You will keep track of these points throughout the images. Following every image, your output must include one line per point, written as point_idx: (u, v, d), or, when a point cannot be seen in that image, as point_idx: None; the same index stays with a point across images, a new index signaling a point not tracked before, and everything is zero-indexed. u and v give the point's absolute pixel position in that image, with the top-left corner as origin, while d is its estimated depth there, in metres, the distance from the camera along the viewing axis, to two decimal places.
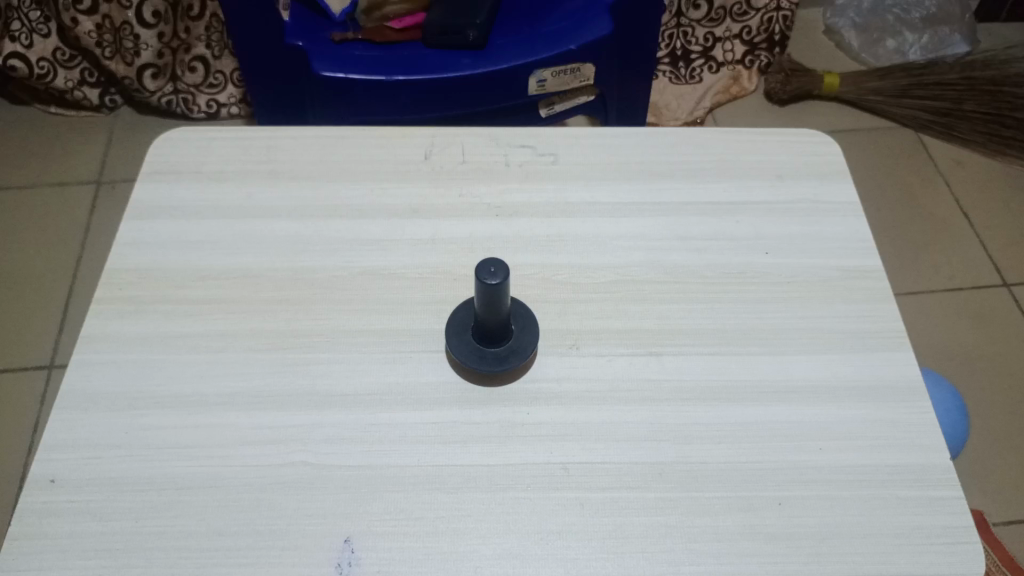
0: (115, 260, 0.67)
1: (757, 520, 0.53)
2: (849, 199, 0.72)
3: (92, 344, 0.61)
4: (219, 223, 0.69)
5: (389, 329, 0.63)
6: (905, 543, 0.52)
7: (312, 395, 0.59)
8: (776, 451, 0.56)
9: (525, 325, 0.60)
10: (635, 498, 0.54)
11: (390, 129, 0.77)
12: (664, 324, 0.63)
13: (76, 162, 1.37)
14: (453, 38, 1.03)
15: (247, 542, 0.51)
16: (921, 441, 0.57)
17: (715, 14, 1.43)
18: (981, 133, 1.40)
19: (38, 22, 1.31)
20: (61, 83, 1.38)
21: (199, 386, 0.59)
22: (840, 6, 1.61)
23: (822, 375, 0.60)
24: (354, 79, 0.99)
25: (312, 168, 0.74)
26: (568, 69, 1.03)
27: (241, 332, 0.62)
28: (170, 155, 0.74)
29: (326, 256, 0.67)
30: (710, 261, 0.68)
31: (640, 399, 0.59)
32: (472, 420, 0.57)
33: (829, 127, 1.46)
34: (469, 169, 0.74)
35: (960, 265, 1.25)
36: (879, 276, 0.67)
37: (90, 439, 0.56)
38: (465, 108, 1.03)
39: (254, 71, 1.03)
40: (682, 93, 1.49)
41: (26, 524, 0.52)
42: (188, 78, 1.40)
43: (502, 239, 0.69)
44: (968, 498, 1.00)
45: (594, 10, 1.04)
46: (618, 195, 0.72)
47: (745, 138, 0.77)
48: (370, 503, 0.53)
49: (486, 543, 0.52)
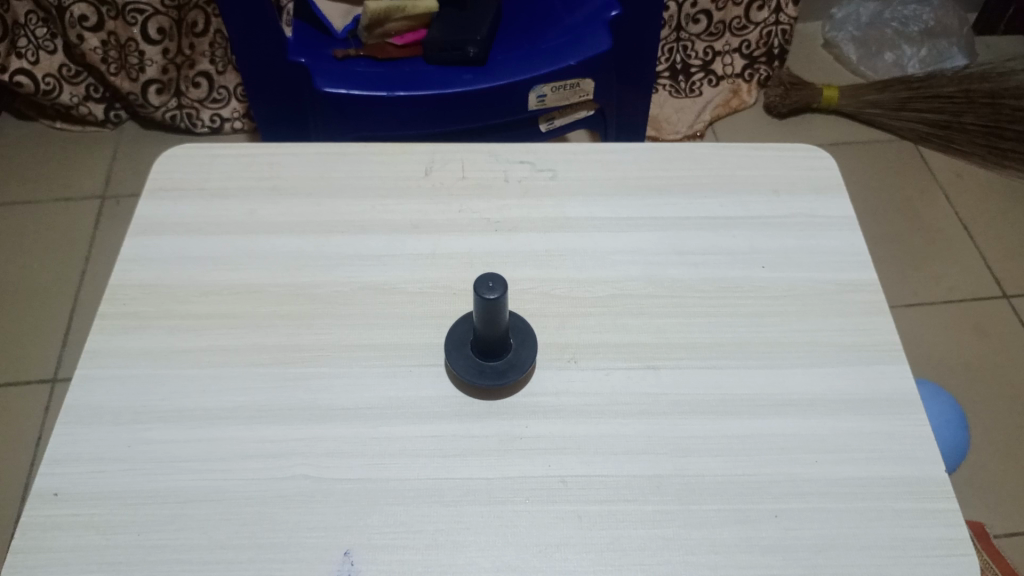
0: (118, 276, 0.68)
1: (754, 532, 0.53)
2: (846, 214, 0.73)
3: (96, 358, 0.62)
4: (222, 239, 0.70)
5: (388, 343, 0.63)
6: (901, 556, 0.52)
7: (313, 408, 0.59)
8: (772, 463, 0.57)
9: (524, 339, 0.61)
10: (633, 510, 0.54)
11: (390, 144, 0.78)
12: (661, 337, 0.64)
13: (80, 178, 1.38)
14: (454, 55, 1.04)
15: (249, 555, 0.52)
16: (916, 454, 0.57)
17: (715, 28, 1.45)
18: (980, 145, 1.40)
19: (44, 39, 1.33)
20: (66, 98, 1.39)
21: (202, 401, 0.59)
22: (839, 19, 1.62)
23: (818, 388, 0.61)
24: (355, 95, 1.00)
25: (313, 184, 0.75)
26: (568, 84, 1.04)
27: (242, 346, 0.63)
28: (173, 172, 0.75)
29: (327, 271, 0.68)
30: (707, 275, 0.68)
31: (637, 412, 0.59)
32: (471, 433, 0.58)
33: (828, 139, 1.47)
34: (469, 185, 0.75)
35: (960, 277, 1.25)
36: (873, 289, 0.68)
37: (93, 453, 0.57)
38: (465, 123, 1.04)
39: (257, 87, 1.04)
40: (682, 106, 1.50)
41: (30, 537, 0.53)
42: (193, 93, 1.41)
43: (502, 253, 0.70)
44: (969, 510, 1.00)
45: (593, 26, 1.05)
46: (616, 210, 0.73)
47: (741, 153, 0.78)
48: (369, 516, 0.54)
49: (485, 555, 0.52)
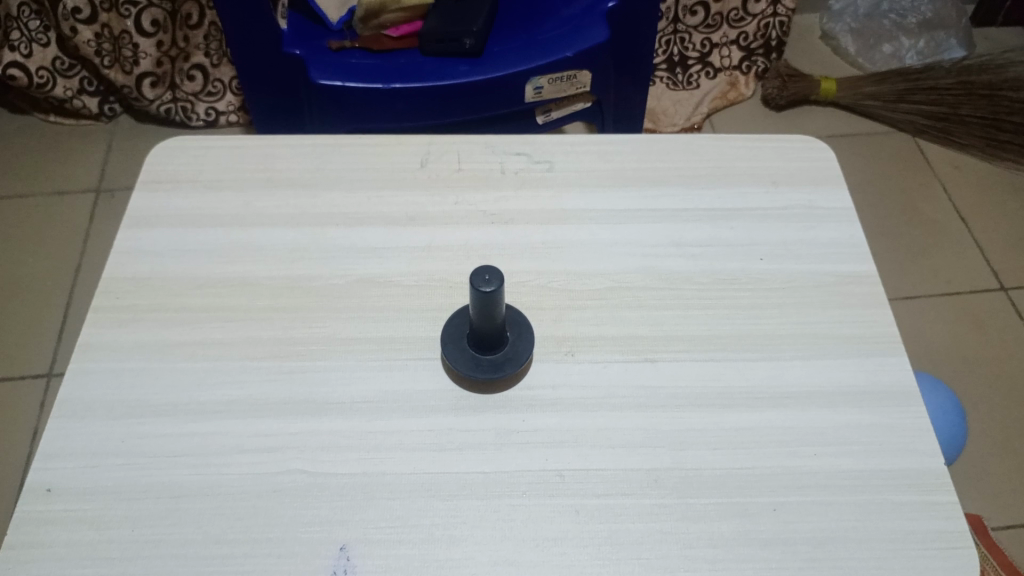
0: (111, 269, 0.67)
1: (752, 526, 0.53)
2: (845, 206, 0.73)
3: (90, 353, 0.61)
4: (216, 232, 0.70)
5: (383, 336, 0.63)
6: (900, 548, 0.52)
7: (308, 402, 0.59)
8: (771, 456, 0.56)
9: (520, 332, 0.61)
10: (632, 504, 0.54)
11: (386, 136, 0.77)
12: (659, 330, 0.64)
13: (76, 171, 1.37)
14: (449, 46, 1.03)
15: (244, 550, 0.52)
16: (915, 447, 0.57)
17: (712, 21, 1.45)
18: (978, 137, 1.40)
19: (38, 31, 1.32)
20: (60, 92, 1.38)
21: (196, 395, 0.59)
22: (837, 11, 1.61)
23: (816, 381, 0.60)
24: (350, 87, 0.99)
25: (309, 177, 0.74)
26: (565, 76, 1.03)
27: (238, 340, 0.62)
28: (166, 164, 0.75)
29: (324, 263, 0.68)
30: (705, 268, 0.68)
31: (635, 405, 0.59)
32: (467, 427, 0.58)
33: (826, 131, 1.46)
34: (465, 177, 0.74)
35: (958, 269, 1.25)
36: (871, 281, 0.67)
37: (86, 447, 0.56)
38: (463, 115, 1.03)
39: (253, 79, 1.04)
40: (679, 99, 1.49)
41: (22, 533, 0.52)
42: (188, 86, 1.41)
43: (499, 247, 0.69)
44: (966, 502, 1.00)
45: (591, 17, 1.04)
46: (615, 202, 0.73)
47: (741, 144, 0.77)
48: (365, 510, 0.53)
49: (481, 550, 0.52)
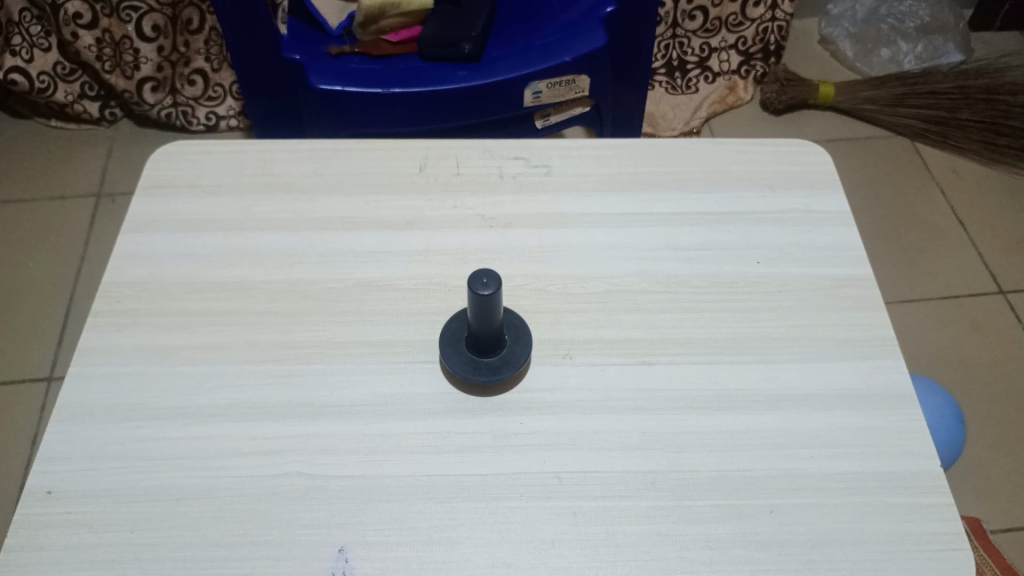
0: (111, 273, 0.68)
1: (748, 528, 0.53)
2: (842, 209, 0.73)
3: (89, 357, 0.62)
4: (215, 236, 0.70)
5: (382, 340, 0.63)
6: (896, 550, 0.52)
7: (307, 405, 0.59)
8: (767, 459, 0.56)
9: (518, 335, 0.61)
10: (629, 506, 0.54)
11: (385, 141, 0.78)
12: (656, 333, 0.64)
13: (76, 175, 1.38)
14: (448, 51, 1.04)
15: (243, 552, 0.52)
16: (910, 449, 0.57)
17: (710, 25, 1.45)
18: (976, 141, 1.40)
19: (39, 36, 1.33)
20: (61, 96, 1.39)
21: (195, 399, 0.59)
22: (835, 16, 1.62)
23: (812, 384, 0.61)
24: (350, 92, 1.00)
25: (308, 181, 0.74)
26: (563, 80, 1.03)
27: (237, 344, 0.63)
28: (166, 168, 0.75)
29: (324, 267, 0.68)
30: (703, 271, 0.68)
31: (632, 408, 0.59)
32: (465, 430, 0.58)
33: (824, 135, 1.47)
34: (463, 181, 0.75)
35: (957, 273, 1.25)
36: (867, 284, 0.68)
37: (86, 450, 0.57)
38: (462, 119, 1.04)
39: (252, 84, 1.05)
40: (677, 103, 1.50)
41: (22, 536, 0.52)
42: (188, 91, 1.41)
43: (498, 250, 0.69)
44: (964, 505, 1.00)
45: (589, 22, 1.04)
46: (612, 206, 0.73)
47: (738, 149, 0.78)
48: (363, 512, 0.54)
49: (479, 551, 0.52)
